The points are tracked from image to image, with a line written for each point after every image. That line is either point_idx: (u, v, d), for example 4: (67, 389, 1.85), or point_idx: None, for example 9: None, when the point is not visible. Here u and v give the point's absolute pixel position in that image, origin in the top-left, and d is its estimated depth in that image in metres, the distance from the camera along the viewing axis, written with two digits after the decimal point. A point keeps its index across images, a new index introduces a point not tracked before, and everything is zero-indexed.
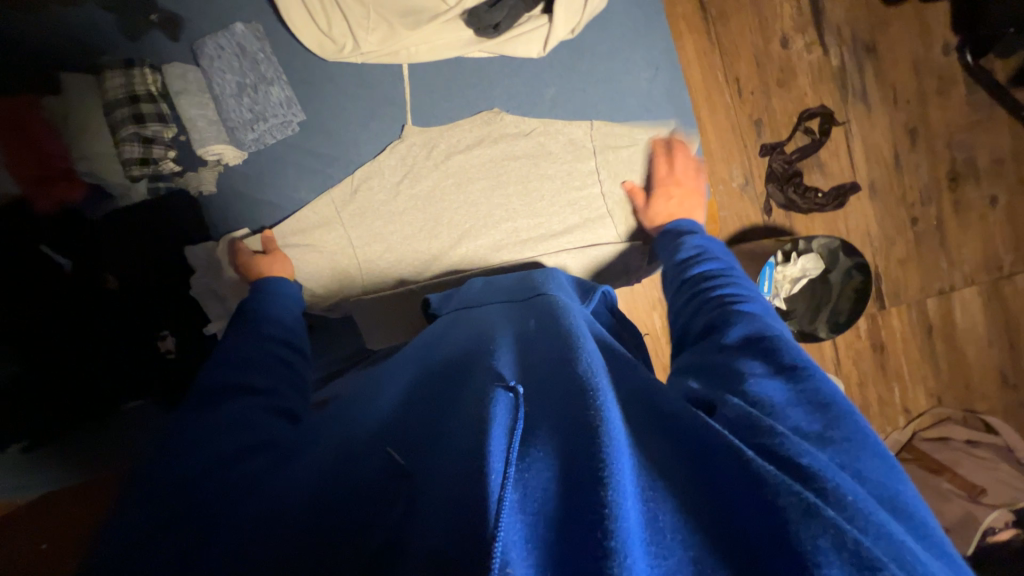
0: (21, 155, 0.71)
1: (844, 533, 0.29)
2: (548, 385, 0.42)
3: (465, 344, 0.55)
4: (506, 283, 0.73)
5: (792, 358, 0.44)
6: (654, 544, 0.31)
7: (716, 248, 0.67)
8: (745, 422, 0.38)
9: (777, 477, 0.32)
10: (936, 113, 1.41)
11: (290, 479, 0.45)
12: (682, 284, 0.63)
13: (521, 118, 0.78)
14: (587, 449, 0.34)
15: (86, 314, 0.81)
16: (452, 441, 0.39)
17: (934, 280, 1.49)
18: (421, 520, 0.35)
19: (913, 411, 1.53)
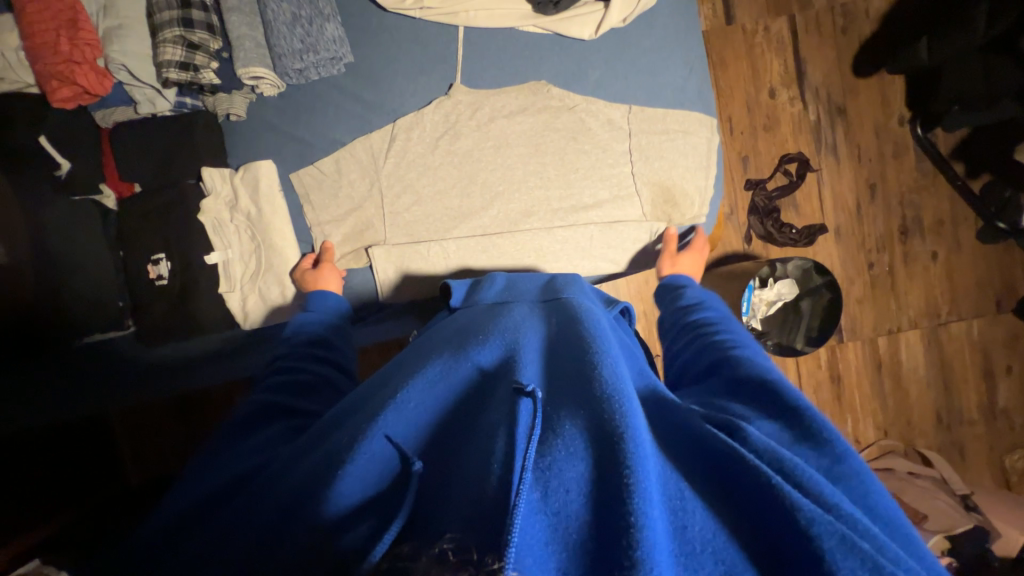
0: (50, 35, 0.66)
1: (880, 563, 0.31)
2: (574, 394, 0.43)
3: (482, 336, 0.54)
4: (529, 283, 0.70)
5: (797, 400, 0.45)
6: (683, 555, 0.33)
7: (710, 298, 0.71)
8: (760, 449, 0.38)
9: (809, 505, 0.33)
10: (892, 173, 1.62)
11: (297, 467, 0.43)
12: (680, 326, 0.67)
13: (566, 93, 0.82)
14: (610, 462, 0.36)
15: (70, 226, 0.75)
16: (473, 453, 0.41)
17: (885, 321, 1.64)
18: (447, 523, 0.36)
19: (862, 442, 1.64)
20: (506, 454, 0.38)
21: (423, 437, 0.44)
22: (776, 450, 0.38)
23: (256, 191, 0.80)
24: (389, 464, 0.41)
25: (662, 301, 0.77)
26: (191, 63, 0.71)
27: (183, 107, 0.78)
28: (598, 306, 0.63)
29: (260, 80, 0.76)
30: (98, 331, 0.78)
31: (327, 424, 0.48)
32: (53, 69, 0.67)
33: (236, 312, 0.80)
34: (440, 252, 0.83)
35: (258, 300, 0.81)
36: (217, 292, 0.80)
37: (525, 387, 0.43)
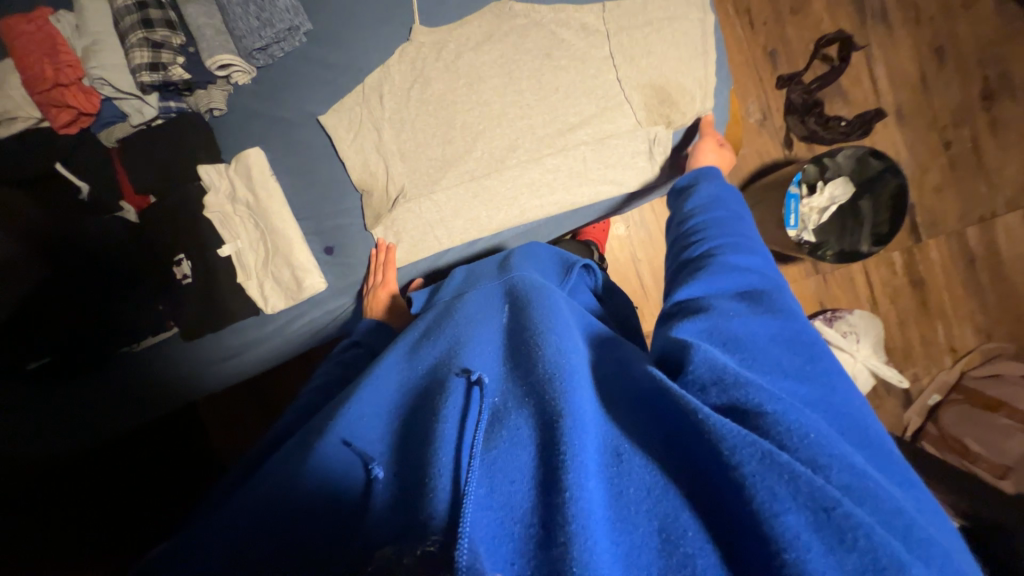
0: (33, 63, 0.71)
1: (798, 476, 0.33)
2: (517, 381, 0.46)
3: (434, 338, 0.58)
4: (488, 269, 0.71)
5: (779, 303, 0.50)
6: (619, 519, 0.35)
7: (729, 196, 0.67)
8: (707, 372, 0.41)
9: (734, 431, 0.36)
10: (963, 28, 1.36)
11: (271, 469, 0.46)
12: (681, 229, 0.66)
13: (531, 6, 0.76)
14: (547, 441, 0.38)
15: (91, 240, 0.79)
16: (424, 439, 0.44)
17: (976, 207, 1.39)
18: (397, 511, 0.39)
19: (960, 350, 1.41)
20: (454, 446, 0.41)
21: (385, 440, 0.47)
22: (723, 371, 0.41)
23: (246, 169, 0.81)
24: (350, 468, 0.44)
25: (670, 207, 0.73)
26: (159, 62, 0.74)
27: (170, 112, 0.81)
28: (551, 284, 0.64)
29: (230, 68, 0.78)
30: (150, 334, 0.84)
31: (298, 435, 0.49)
32: (45, 97, 0.73)
33: (258, 299, 0.85)
34: (434, 205, 0.81)
35: (274, 283, 0.85)
36: (236, 283, 0.84)
37: (471, 376, 0.47)
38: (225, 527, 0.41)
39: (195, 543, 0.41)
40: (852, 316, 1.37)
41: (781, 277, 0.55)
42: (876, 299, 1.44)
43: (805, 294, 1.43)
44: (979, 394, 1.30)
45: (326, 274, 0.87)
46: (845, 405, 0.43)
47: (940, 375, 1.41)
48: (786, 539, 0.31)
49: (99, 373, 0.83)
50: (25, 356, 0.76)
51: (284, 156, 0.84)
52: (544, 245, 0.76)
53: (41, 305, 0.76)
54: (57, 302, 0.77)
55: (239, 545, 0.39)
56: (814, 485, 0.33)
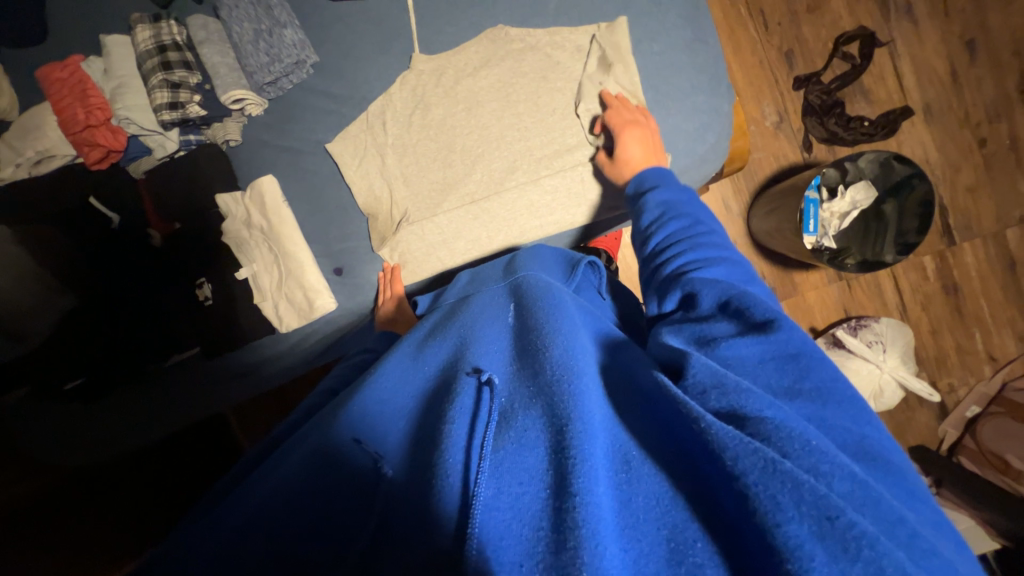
0: (69, 107, 0.78)
1: (800, 486, 0.31)
2: (524, 380, 0.45)
3: (441, 337, 0.57)
4: (493, 271, 0.70)
5: (761, 313, 0.44)
6: (629, 527, 0.33)
7: (680, 200, 0.63)
8: (705, 376, 0.40)
9: (734, 439, 0.34)
10: (993, 19, 1.30)
11: (280, 468, 0.45)
12: (642, 251, 0.62)
13: (527, 31, 0.80)
14: (558, 444, 0.37)
15: (126, 267, 0.86)
16: (431, 440, 0.43)
17: (1013, 207, 1.32)
18: (408, 515, 0.40)
19: (1000, 359, 1.33)
20: (464, 448, 0.40)
21: (398, 439, 0.47)
22: (721, 375, 0.39)
23: (262, 197, 0.85)
24: (364, 464, 0.44)
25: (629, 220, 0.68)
26: (178, 102, 0.79)
27: (190, 145, 0.85)
28: (559, 281, 0.62)
29: (244, 102, 0.82)
30: (176, 351, 0.88)
31: (307, 429, 0.51)
32: (79, 137, 0.79)
33: (274, 320, 0.88)
34: (436, 226, 0.83)
35: (288, 305, 0.88)
36: (253, 304, 0.89)
37: (481, 376, 0.46)
38: (227, 521, 0.42)
39: (206, 531, 0.43)
40: (878, 325, 1.30)
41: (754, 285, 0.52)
42: (907, 308, 1.35)
43: (829, 301, 1.36)
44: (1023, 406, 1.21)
45: (335, 293, 0.90)
46: (846, 415, 0.39)
47: (979, 385, 1.32)
48: (790, 549, 0.29)
49: (129, 389, 0.88)
50: (64, 376, 0.83)
51: (294, 183, 0.88)
52: (546, 246, 0.74)
53: (79, 328, 0.83)
54: (94, 326, 0.83)
55: (234, 542, 0.39)
56: (816, 492, 0.30)
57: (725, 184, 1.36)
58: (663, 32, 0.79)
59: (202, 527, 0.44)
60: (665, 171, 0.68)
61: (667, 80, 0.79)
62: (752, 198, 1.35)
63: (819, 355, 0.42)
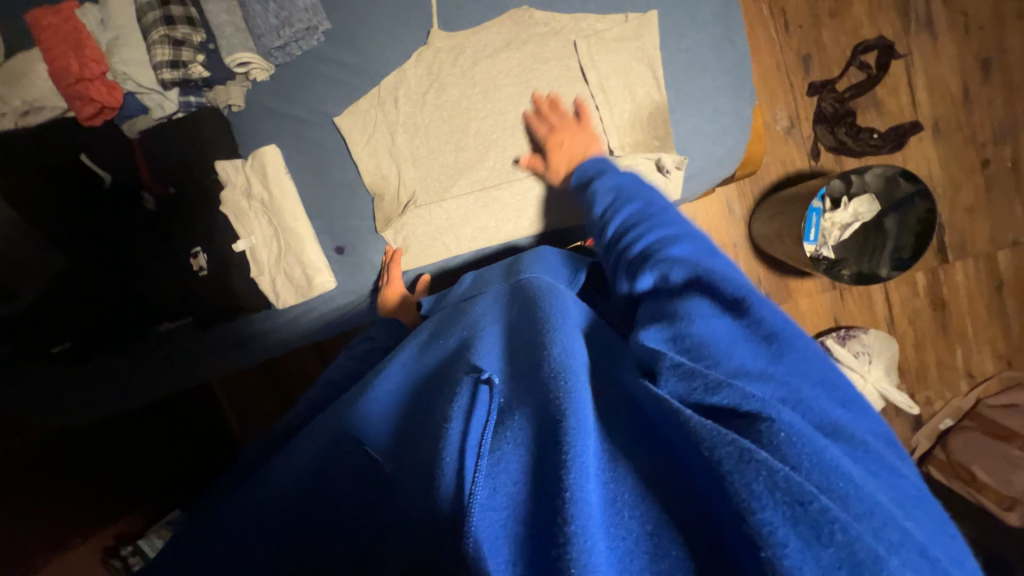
0: (63, 57, 0.73)
1: (774, 474, 0.31)
2: (518, 375, 0.44)
3: (445, 334, 0.56)
4: (495, 274, 0.67)
5: (733, 291, 0.42)
6: (614, 524, 0.33)
7: (627, 183, 0.62)
8: (677, 368, 0.38)
9: (711, 431, 0.34)
10: (1012, 39, 1.29)
11: (292, 469, 0.50)
12: (601, 234, 0.60)
13: (551, 15, 0.77)
14: (549, 441, 0.36)
15: (117, 229, 0.83)
16: (428, 435, 0.43)
17: (1007, 230, 1.34)
18: (403, 516, 0.41)
19: (977, 376, 1.38)
20: (459, 447, 0.39)
21: (397, 437, 0.48)
22: (689, 364, 0.38)
23: (261, 162, 0.82)
24: (365, 469, 0.47)
25: (578, 204, 0.67)
26: (179, 60, 0.75)
27: (190, 107, 0.81)
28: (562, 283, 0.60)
29: (249, 66, 0.78)
30: (167, 318, 0.85)
31: (315, 427, 0.54)
32: (71, 89, 0.75)
33: (270, 295, 0.86)
34: (444, 212, 0.81)
35: (286, 281, 0.86)
36: (249, 278, 0.86)
37: (478, 375, 0.44)
38: (258, 513, 0.47)
39: (236, 523, 0.47)
40: (866, 336, 1.33)
41: (716, 250, 0.51)
42: (895, 321, 1.39)
43: (820, 310, 1.38)
44: (993, 422, 1.25)
45: (335, 272, 0.88)
46: (818, 401, 0.38)
47: (955, 400, 1.37)
48: (763, 536, 0.30)
49: (114, 353, 0.86)
50: (50, 339, 0.81)
51: (297, 155, 0.85)
52: (552, 250, 0.69)
53: (65, 293, 0.80)
54: (80, 288, 0.80)
55: (253, 539, 0.45)
56: (792, 480, 0.31)
57: (731, 187, 1.35)
58: (692, 27, 0.77)
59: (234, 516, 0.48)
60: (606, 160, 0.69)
61: (690, 77, 0.78)
62: (756, 203, 1.35)
63: (795, 333, 0.41)
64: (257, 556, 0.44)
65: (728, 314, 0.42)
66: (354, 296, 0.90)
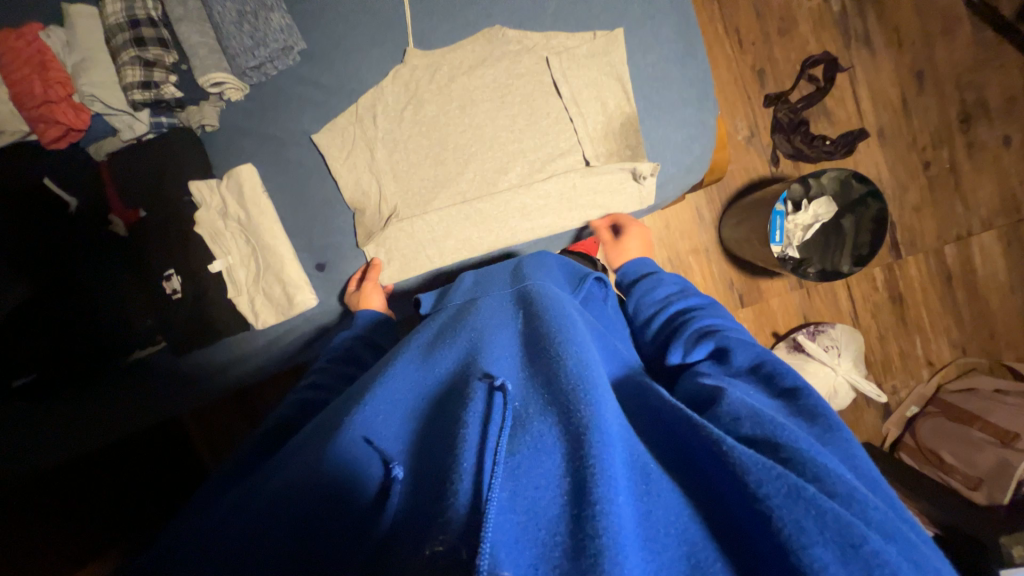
0: (26, 80, 0.72)
1: (824, 512, 0.33)
2: (535, 387, 0.46)
3: (450, 339, 0.57)
4: (499, 276, 0.71)
5: (791, 380, 0.49)
6: (648, 540, 0.34)
7: (688, 284, 0.71)
8: (732, 418, 0.42)
9: (757, 466, 0.35)
10: (941, 53, 1.42)
11: (282, 468, 0.45)
12: (659, 321, 0.67)
13: (523, 33, 0.80)
14: (575, 451, 0.38)
15: (87, 255, 0.81)
16: (442, 443, 0.44)
17: (951, 226, 1.45)
18: (414, 517, 0.39)
19: (936, 364, 1.46)
20: (477, 452, 0.40)
21: (407, 440, 0.47)
22: (761, 411, 0.42)
23: (235, 180, 0.81)
24: (370, 467, 0.44)
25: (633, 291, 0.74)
26: (151, 81, 0.74)
27: (161, 127, 0.81)
28: (566, 293, 0.64)
29: (223, 86, 0.78)
30: (142, 346, 0.83)
31: (310, 424, 0.50)
32: (35, 112, 0.73)
33: (248, 314, 0.83)
34: (426, 225, 0.82)
35: (265, 299, 0.84)
36: (227, 298, 0.83)
37: (494, 381, 0.46)
38: (240, 517, 0.41)
39: (213, 530, 0.41)
40: (833, 330, 1.40)
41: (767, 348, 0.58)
42: (858, 316, 1.46)
43: (790, 307, 1.44)
44: (954, 406, 1.33)
45: (316, 289, 0.87)
46: (856, 451, 0.41)
47: (918, 388, 1.44)
48: (814, 570, 0.31)
49: (78, 388, 0.80)
50: (9, 373, 0.76)
51: (275, 174, 0.84)
52: (552, 256, 0.75)
53: (28, 323, 0.76)
54: (44, 319, 0.77)
55: (231, 551, 0.39)
56: (840, 520, 0.33)
57: (700, 193, 1.41)
58: (656, 44, 0.82)
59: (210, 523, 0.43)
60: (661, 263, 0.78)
61: (657, 91, 0.82)
62: (724, 207, 1.42)
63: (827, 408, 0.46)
64: (239, 562, 0.38)
65: (785, 399, 0.47)
66: (337, 312, 0.89)
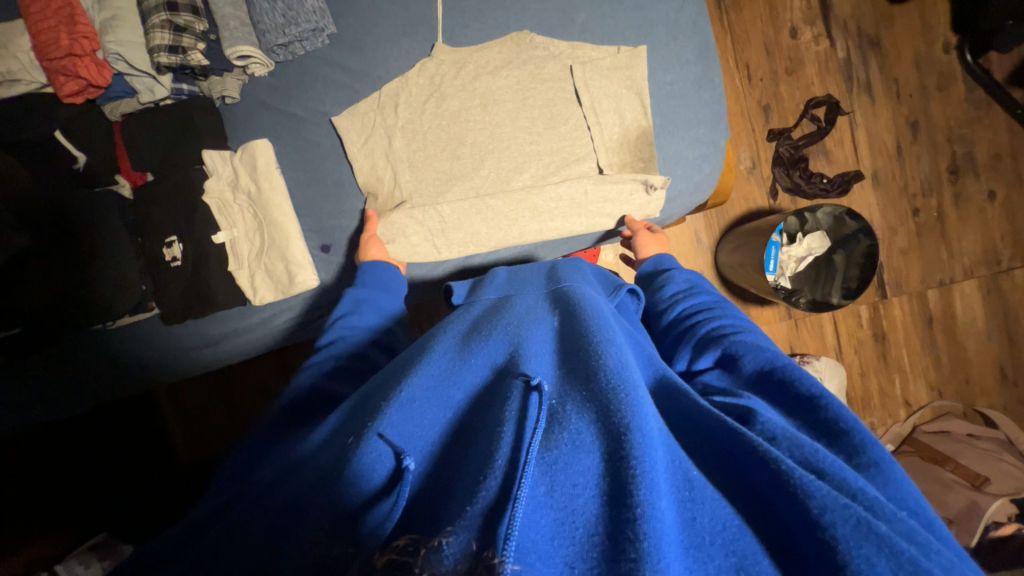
0: (52, 31, 0.72)
1: (896, 551, 0.34)
2: (572, 387, 0.47)
3: (486, 332, 0.58)
4: (533, 276, 0.73)
5: (806, 387, 0.49)
6: (692, 547, 0.36)
7: (698, 281, 0.74)
8: (782, 439, 0.43)
9: (825, 496, 0.36)
10: (937, 107, 1.49)
11: (310, 457, 0.45)
12: (671, 320, 0.70)
13: (550, 40, 0.83)
14: (615, 453, 0.39)
15: (82, 211, 0.78)
16: (479, 437, 0.44)
17: (936, 272, 1.50)
18: (441, 508, 0.39)
19: (913, 404, 1.50)
20: (511, 449, 0.41)
21: (435, 433, 0.47)
22: (801, 441, 0.42)
23: (249, 153, 0.81)
24: (382, 462, 0.42)
25: (645, 289, 0.78)
26: (178, 46, 0.74)
27: (181, 95, 0.81)
28: (601, 297, 0.66)
29: (249, 60, 0.79)
30: (127, 314, 0.80)
31: (346, 408, 0.50)
32: (57, 64, 0.73)
33: (247, 290, 0.82)
34: (437, 216, 0.83)
35: (264, 276, 0.83)
36: (227, 272, 0.82)
37: (531, 380, 0.46)
38: (261, 506, 0.41)
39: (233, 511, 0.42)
40: (818, 362, 1.43)
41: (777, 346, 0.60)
42: (842, 350, 1.50)
43: (778, 337, 1.48)
44: (928, 447, 1.36)
45: (318, 270, 0.86)
46: (897, 472, 0.42)
47: (894, 426, 1.47)
48: None
49: (59, 349, 0.79)
50: None
51: (291, 152, 0.84)
52: (588, 263, 0.79)
53: (24, 275, 0.74)
54: (35, 272, 0.75)
55: (252, 532, 0.39)
56: (917, 565, 0.34)
57: (699, 218, 1.45)
58: (677, 64, 0.85)
59: (232, 501, 0.44)
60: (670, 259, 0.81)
61: (672, 109, 0.85)
62: (721, 234, 1.45)
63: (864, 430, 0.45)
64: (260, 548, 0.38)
65: (798, 416, 0.49)
66: (336, 296, 0.88)
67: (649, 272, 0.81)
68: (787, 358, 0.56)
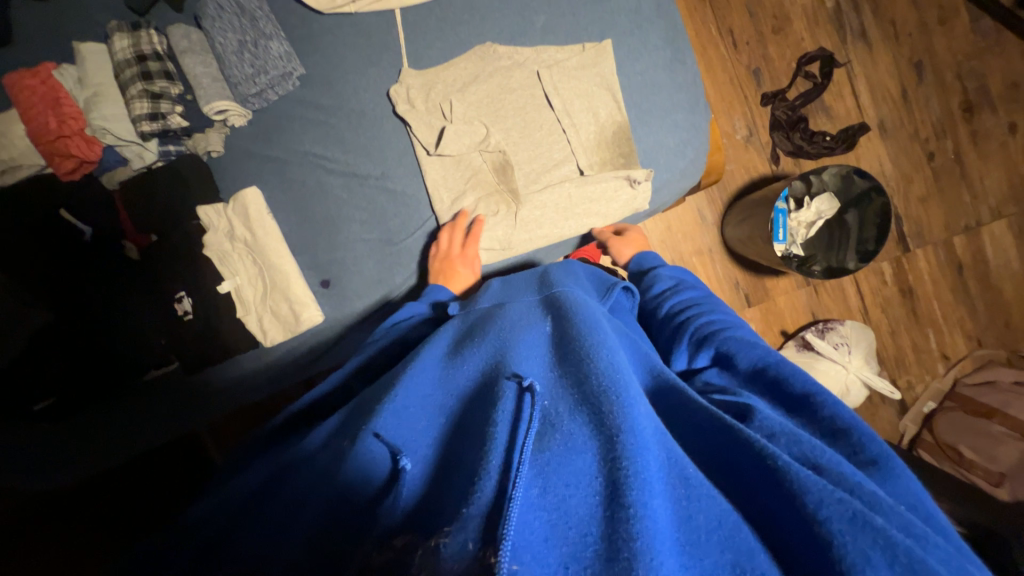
0: (42, 117, 0.76)
1: (893, 545, 0.33)
2: (565, 388, 0.47)
3: (478, 339, 0.58)
4: (525, 282, 0.73)
5: (802, 384, 0.49)
6: (689, 545, 0.35)
7: (686, 279, 0.74)
8: (778, 433, 0.43)
9: (818, 488, 0.36)
10: (940, 42, 1.41)
11: (313, 467, 0.47)
12: (663, 321, 0.69)
13: (515, 49, 0.83)
14: (608, 453, 0.39)
15: (96, 279, 0.83)
16: (470, 440, 0.44)
17: (960, 216, 1.42)
18: (434, 514, 0.39)
19: (951, 357, 1.43)
20: (505, 449, 0.41)
21: (428, 440, 0.47)
22: (798, 436, 0.42)
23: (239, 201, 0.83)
24: (381, 462, 0.43)
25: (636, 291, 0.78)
26: (158, 112, 0.77)
27: (170, 155, 0.84)
28: (592, 297, 0.66)
29: (227, 113, 0.81)
30: (153, 367, 0.85)
31: (342, 421, 0.51)
32: (50, 146, 0.77)
33: (258, 333, 0.85)
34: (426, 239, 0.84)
35: (272, 317, 0.85)
36: (236, 318, 0.85)
37: (523, 381, 0.47)
38: (274, 519, 0.43)
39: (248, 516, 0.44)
40: (843, 327, 1.38)
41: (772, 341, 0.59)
42: (868, 310, 1.44)
43: (797, 305, 1.43)
44: (970, 400, 1.30)
45: (322, 305, 0.87)
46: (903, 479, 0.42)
47: (934, 382, 1.41)
48: None
49: (91, 412, 0.83)
50: (32, 397, 0.79)
51: (279, 195, 0.87)
52: (581, 265, 0.79)
53: (51, 346, 0.80)
54: (67, 341, 0.81)
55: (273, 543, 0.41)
56: (914, 557, 0.33)
57: (700, 195, 1.41)
58: (646, 52, 0.83)
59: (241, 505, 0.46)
60: (655, 258, 0.81)
61: (647, 98, 0.83)
62: (725, 208, 1.41)
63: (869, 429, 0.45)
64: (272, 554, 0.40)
65: (797, 415, 0.48)
66: (345, 328, 0.89)
67: (635, 275, 0.82)
68: (779, 354, 0.55)
